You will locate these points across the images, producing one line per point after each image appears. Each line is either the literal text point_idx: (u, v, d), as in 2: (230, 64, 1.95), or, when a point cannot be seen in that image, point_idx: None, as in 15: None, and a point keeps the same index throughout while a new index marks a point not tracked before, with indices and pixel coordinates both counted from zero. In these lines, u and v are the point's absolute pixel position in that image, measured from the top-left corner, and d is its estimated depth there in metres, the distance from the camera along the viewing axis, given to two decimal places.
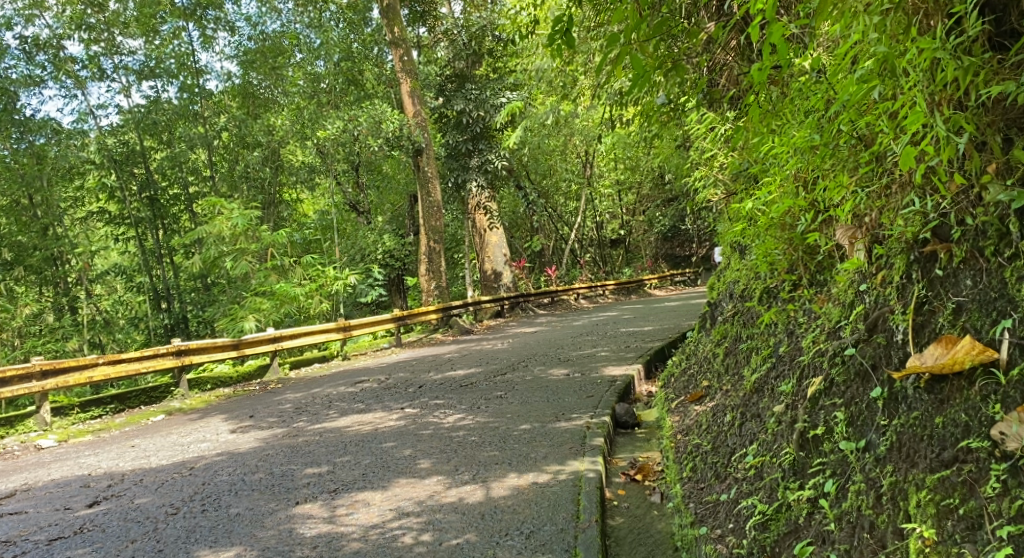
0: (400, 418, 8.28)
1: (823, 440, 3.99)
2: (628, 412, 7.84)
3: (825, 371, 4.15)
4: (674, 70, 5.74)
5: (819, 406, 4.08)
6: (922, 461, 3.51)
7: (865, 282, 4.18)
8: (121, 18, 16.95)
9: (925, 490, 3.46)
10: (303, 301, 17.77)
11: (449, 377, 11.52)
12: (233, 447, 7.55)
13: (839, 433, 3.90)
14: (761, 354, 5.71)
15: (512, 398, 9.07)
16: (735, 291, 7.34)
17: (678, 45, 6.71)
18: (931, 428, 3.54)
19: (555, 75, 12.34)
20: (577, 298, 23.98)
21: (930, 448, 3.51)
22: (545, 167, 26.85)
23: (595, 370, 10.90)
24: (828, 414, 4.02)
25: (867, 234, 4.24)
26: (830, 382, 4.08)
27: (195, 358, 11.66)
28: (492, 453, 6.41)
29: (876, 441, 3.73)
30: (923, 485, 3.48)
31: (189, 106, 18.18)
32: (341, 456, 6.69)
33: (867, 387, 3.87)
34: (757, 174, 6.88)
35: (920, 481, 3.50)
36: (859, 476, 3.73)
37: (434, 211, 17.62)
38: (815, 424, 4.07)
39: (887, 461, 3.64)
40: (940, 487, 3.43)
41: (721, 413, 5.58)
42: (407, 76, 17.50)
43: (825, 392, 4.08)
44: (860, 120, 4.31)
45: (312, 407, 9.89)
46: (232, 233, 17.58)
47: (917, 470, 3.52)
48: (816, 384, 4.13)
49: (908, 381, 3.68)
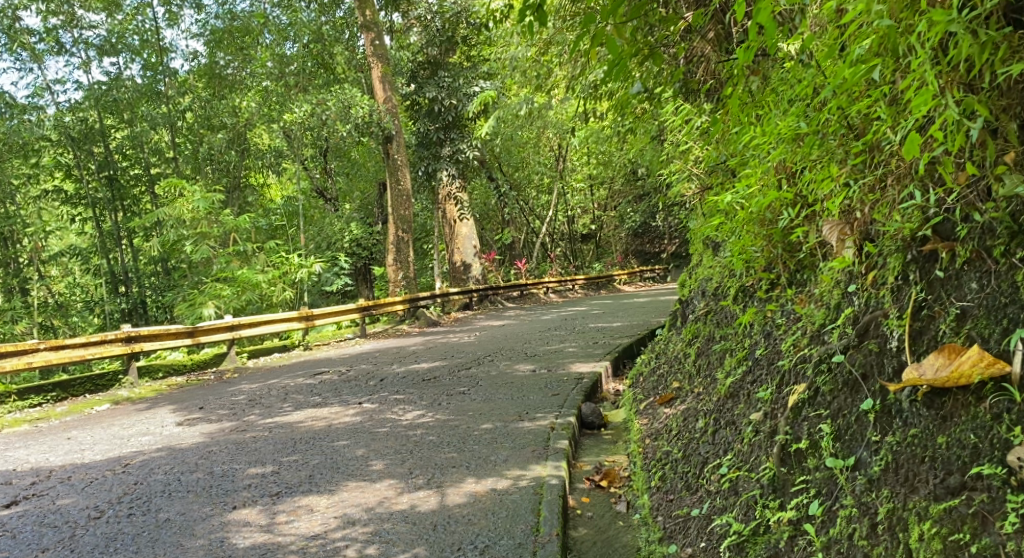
0: (356, 414, 7.88)
1: (806, 455, 3.68)
2: (595, 412, 7.50)
3: (809, 379, 3.83)
4: (650, 55, 5.46)
5: (802, 417, 3.77)
6: (923, 488, 3.22)
7: (853, 284, 3.88)
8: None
9: (929, 521, 3.17)
10: (265, 289, 17.25)
11: (412, 370, 11.13)
12: (175, 442, 7.13)
13: (826, 448, 3.60)
14: (735, 356, 5.39)
15: (474, 395, 8.69)
16: (708, 289, 7.03)
17: (655, 33, 6.35)
18: (933, 449, 3.25)
19: (529, 65, 11.90)
20: (546, 292, 23.61)
21: (933, 472, 3.23)
22: (518, 160, 26.51)
23: (562, 366, 10.54)
24: (812, 426, 3.71)
25: (856, 230, 3.93)
26: (815, 391, 3.77)
27: (146, 346, 11.14)
28: (451, 455, 6.03)
29: (869, 460, 3.43)
30: (926, 516, 3.19)
31: (154, 86, 17.85)
32: (288, 455, 6.29)
33: (857, 398, 3.57)
34: (735, 168, 6.55)
35: (923, 510, 3.20)
36: (849, 498, 3.43)
37: (403, 200, 17.12)
38: (797, 438, 3.75)
39: (883, 484, 3.34)
40: (948, 519, 3.13)
41: (692, 419, 5.24)
42: (377, 61, 16.93)
43: (809, 402, 3.77)
44: (853, 107, 4.02)
45: (266, 399, 9.46)
46: (192, 216, 16.97)
47: (918, 497, 3.23)
48: (800, 393, 3.81)
49: (903, 394, 3.39)
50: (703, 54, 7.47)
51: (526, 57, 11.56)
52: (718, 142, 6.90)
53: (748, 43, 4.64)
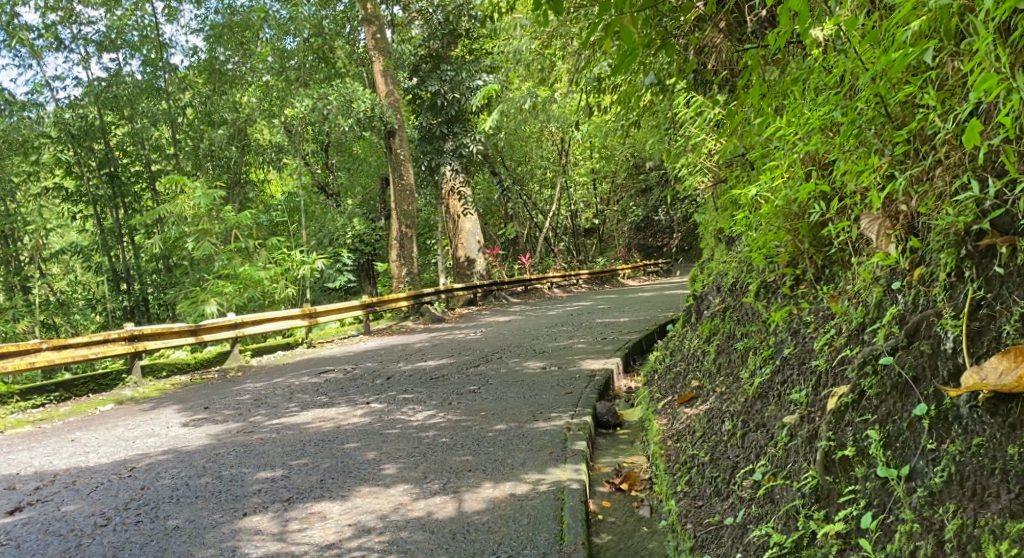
0: (365, 414, 7.69)
1: (853, 462, 3.52)
2: (610, 411, 7.32)
3: (852, 381, 3.69)
4: (663, 47, 5.32)
5: (846, 422, 3.62)
6: (995, 503, 3.05)
7: (896, 280, 3.77)
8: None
9: (1006, 540, 2.99)
10: (268, 287, 17.08)
11: (419, 367, 10.96)
12: (181, 445, 6.94)
13: (876, 456, 3.44)
14: (760, 354, 5.20)
15: (485, 394, 8.50)
16: (724, 284, 6.84)
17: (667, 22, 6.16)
18: (1003, 460, 3.08)
19: (533, 58, 11.65)
20: (550, 287, 23.42)
21: (1004, 486, 3.05)
22: (521, 154, 26.33)
23: (573, 363, 10.36)
24: (858, 431, 3.56)
25: (901, 224, 3.82)
26: (860, 393, 3.62)
27: (149, 344, 10.96)
28: (465, 458, 5.85)
29: (926, 470, 3.27)
30: (1001, 535, 3.01)
31: (153, 82, 17.49)
32: (298, 458, 6.11)
33: (907, 403, 3.42)
34: (755, 160, 6.38)
35: (998, 528, 3.02)
36: (907, 509, 3.27)
37: (407, 195, 16.90)
38: (842, 443, 3.60)
39: (947, 498, 3.16)
40: None
41: (717, 421, 5.06)
42: (379, 55, 16.70)
43: (853, 407, 3.62)
44: (894, 95, 3.88)
45: (273, 399, 9.28)
46: (194, 213, 16.79)
47: (990, 513, 3.06)
48: (843, 396, 3.67)
49: (962, 400, 3.24)
50: (716, 44, 7.30)
51: (531, 49, 11.34)
52: (732, 135, 6.75)
53: (777, 29, 4.51)
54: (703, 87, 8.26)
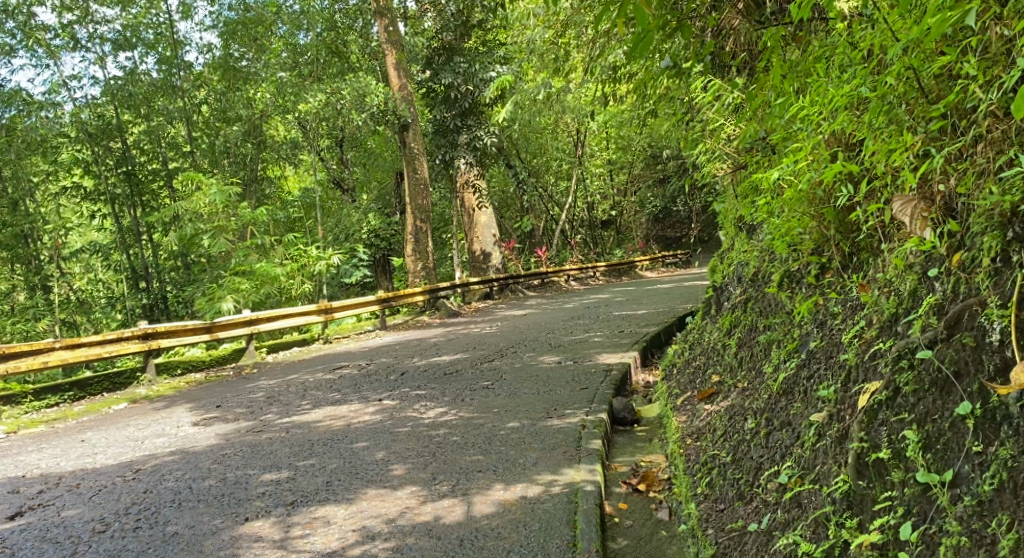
0: (376, 412, 7.46)
1: (889, 465, 3.34)
2: (627, 408, 7.09)
3: (885, 377, 3.50)
4: (677, 29, 5.17)
5: (880, 421, 3.43)
6: None
7: (933, 267, 3.57)
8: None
9: None
10: (284, 283, 16.88)
11: (434, 363, 10.74)
12: (189, 444, 6.71)
13: (914, 458, 3.26)
14: (784, 347, 4.94)
15: (499, 390, 8.25)
16: (745, 274, 6.57)
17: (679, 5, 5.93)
18: None
19: (546, 47, 11.32)
20: (567, 280, 23.15)
21: None
22: (536, 146, 26.03)
23: (589, 358, 10.10)
24: (893, 431, 3.37)
25: (938, 205, 3.62)
26: (894, 390, 3.43)
27: (164, 342, 10.77)
28: (476, 458, 5.62)
29: (972, 475, 3.11)
30: None
31: (168, 80, 17.47)
32: (305, 459, 5.86)
33: (949, 401, 3.25)
34: (777, 144, 6.15)
35: None
36: (952, 519, 3.10)
37: (422, 189, 16.63)
38: (876, 443, 3.41)
39: (1001, 508, 3.01)
40: None
41: (739, 419, 4.80)
42: (392, 48, 16.44)
43: (888, 404, 3.43)
44: (928, 66, 3.73)
45: (285, 396, 9.05)
46: (210, 209, 16.63)
47: None
48: (876, 394, 3.47)
49: (1013, 398, 3.08)
50: (734, 25, 7.02)
51: (544, 39, 11.02)
52: (752, 118, 6.50)
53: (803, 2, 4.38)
54: (723, 70, 7.93)
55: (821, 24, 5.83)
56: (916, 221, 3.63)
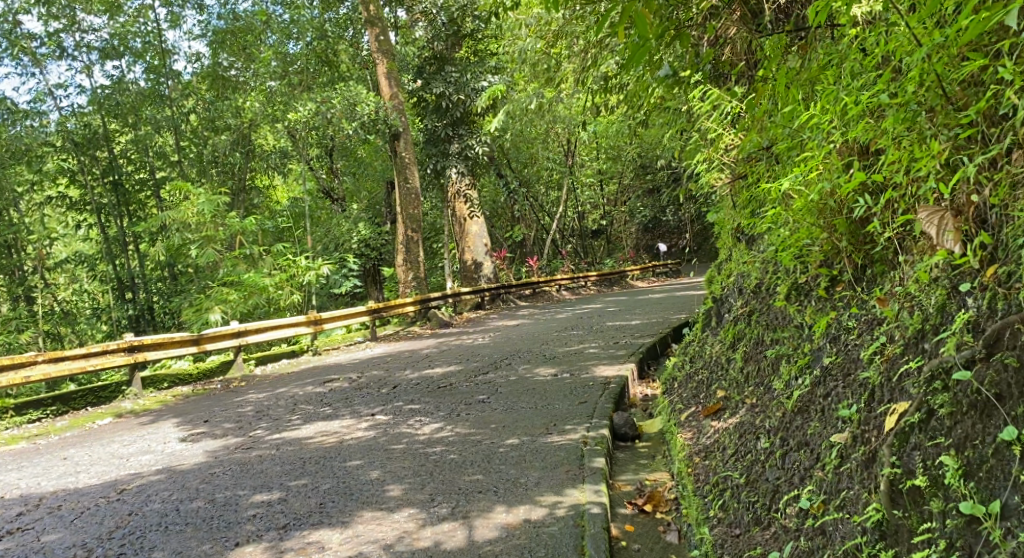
0: (370, 428, 7.25)
1: (926, 493, 3.31)
2: (628, 423, 6.90)
3: (918, 397, 3.46)
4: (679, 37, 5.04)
5: (913, 446, 3.40)
6: None
7: (965, 282, 3.50)
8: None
9: None
10: (273, 294, 16.50)
11: (427, 375, 10.52)
12: (176, 461, 6.47)
13: (955, 486, 3.23)
14: (795, 362, 4.77)
15: (495, 404, 8.03)
16: (747, 285, 6.40)
17: (677, 13, 5.78)
18: None
19: (538, 58, 11.13)
20: (559, 289, 22.97)
21: None
22: (526, 156, 25.83)
23: (585, 370, 9.91)
24: (928, 456, 3.35)
25: (968, 216, 3.56)
26: (928, 412, 3.40)
27: (150, 355, 10.49)
28: (476, 477, 5.42)
29: (1020, 507, 3.06)
30: None
31: (156, 89, 17.28)
32: (297, 478, 5.64)
33: (990, 426, 3.21)
34: (780, 153, 6.00)
35: None
36: (1004, 554, 3.05)
37: (412, 199, 16.40)
38: (911, 469, 3.38)
39: None
40: None
41: (750, 437, 4.65)
42: (383, 57, 16.26)
43: (921, 427, 3.40)
44: (952, 72, 3.64)
45: (275, 411, 8.81)
46: (198, 220, 16.39)
47: None
48: (909, 417, 3.44)
49: None
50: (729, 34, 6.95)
51: (536, 49, 10.87)
52: (751, 126, 6.36)
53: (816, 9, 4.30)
54: (719, 79, 7.75)
55: (826, 31, 5.73)
56: (949, 234, 3.57)
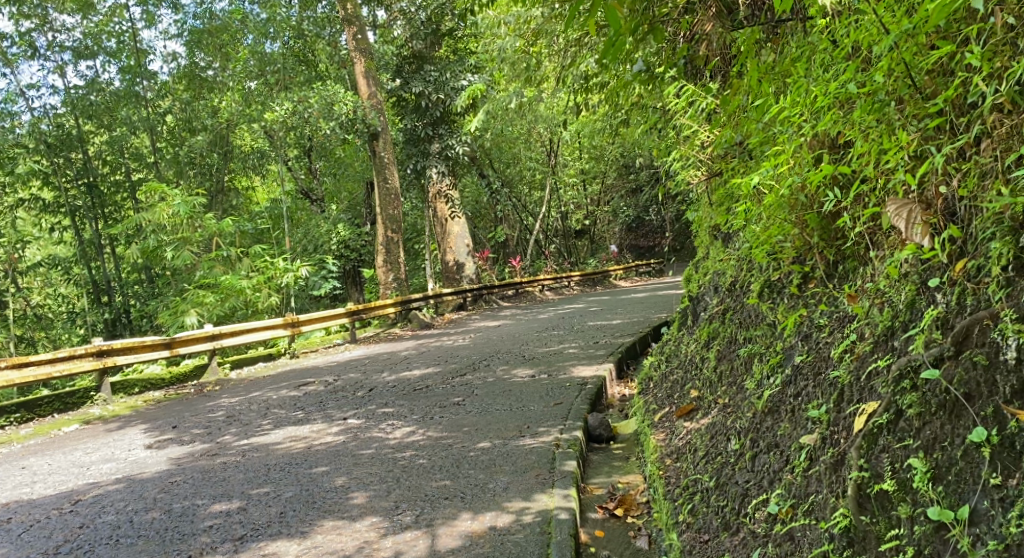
0: (340, 433, 7.10)
1: (894, 498, 3.19)
2: (603, 424, 6.78)
3: (886, 397, 3.35)
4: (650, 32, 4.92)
5: (881, 448, 3.29)
6: None
7: (934, 278, 3.40)
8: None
9: None
10: (250, 296, 16.23)
11: (404, 378, 10.36)
12: (138, 469, 6.30)
13: (924, 491, 3.12)
14: (767, 361, 4.65)
15: (470, 406, 7.89)
16: (722, 283, 6.29)
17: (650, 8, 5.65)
18: None
19: (517, 57, 10.99)
20: (541, 289, 22.86)
21: None
22: (509, 156, 25.68)
23: (563, 370, 9.77)
24: (896, 458, 3.23)
25: (936, 209, 3.46)
26: (896, 413, 3.29)
27: (120, 360, 10.27)
28: (443, 483, 5.28)
29: (990, 513, 2.96)
30: None
31: (132, 89, 16.96)
32: (259, 486, 5.49)
33: (960, 426, 3.11)
34: (754, 149, 5.89)
35: None
36: None
37: (392, 199, 16.19)
38: (879, 472, 3.27)
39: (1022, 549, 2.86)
40: None
41: (720, 439, 4.53)
42: (360, 56, 16.08)
43: (889, 428, 3.30)
44: (920, 60, 3.55)
45: (246, 415, 8.64)
46: (173, 222, 16.19)
47: None
48: (878, 418, 3.33)
49: None
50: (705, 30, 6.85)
51: (514, 48, 10.73)
52: (725, 122, 6.25)
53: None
54: (695, 76, 7.64)
55: (798, 24, 5.64)
56: (918, 227, 3.44)
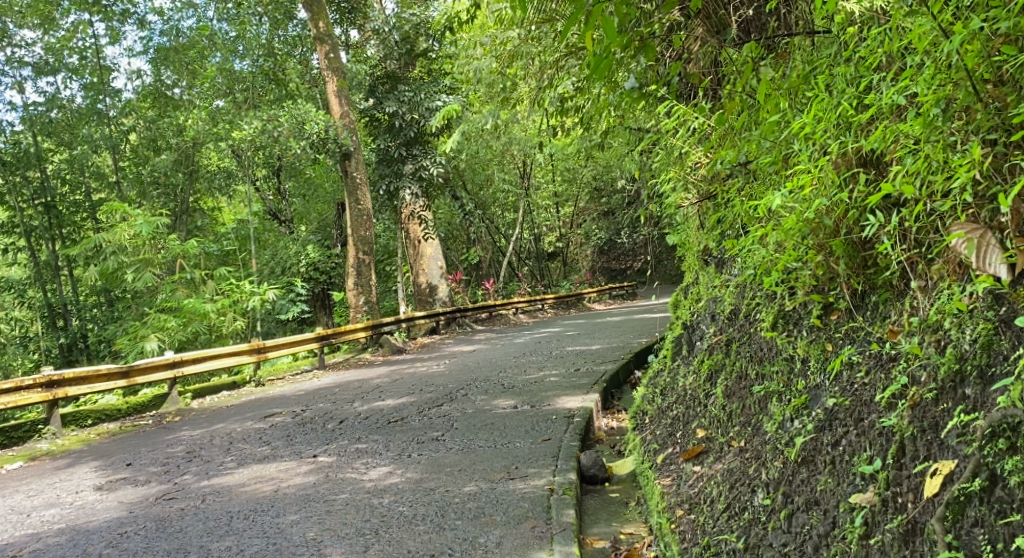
0: (311, 472, 6.53)
1: None
2: (596, 463, 6.27)
3: (974, 457, 3.04)
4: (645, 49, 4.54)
5: (972, 521, 2.97)
6: None
7: (1022, 318, 3.08)
8: (15, 7, 15.06)
9: None
10: (215, 321, 15.46)
11: (377, 408, 9.77)
12: (86, 516, 5.71)
13: None
14: (789, 401, 4.16)
15: (451, 441, 7.35)
16: (720, 311, 5.86)
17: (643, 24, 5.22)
18: None
19: (494, 78, 10.46)
20: (516, 313, 22.33)
21: None
22: (482, 178, 24.90)
23: (547, 401, 9.22)
24: (996, 538, 2.91)
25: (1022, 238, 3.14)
26: (991, 478, 2.97)
27: (72, 390, 9.56)
28: (429, 537, 4.77)
29: None
30: None
31: (94, 106, 16.23)
32: (222, 539, 4.95)
33: None
34: (758, 171, 5.45)
35: None
36: None
37: (364, 221, 15.56)
38: (973, 549, 2.94)
39: None
40: None
41: (742, 491, 4.09)
42: (333, 75, 15.52)
43: (982, 496, 2.97)
44: (988, 66, 3.20)
45: (207, 450, 8.03)
46: (134, 242, 15.43)
47: None
48: (968, 484, 3.00)
49: None
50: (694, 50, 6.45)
51: (490, 69, 10.23)
52: (721, 142, 5.78)
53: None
54: (684, 97, 7.14)
55: (807, 39, 5.28)
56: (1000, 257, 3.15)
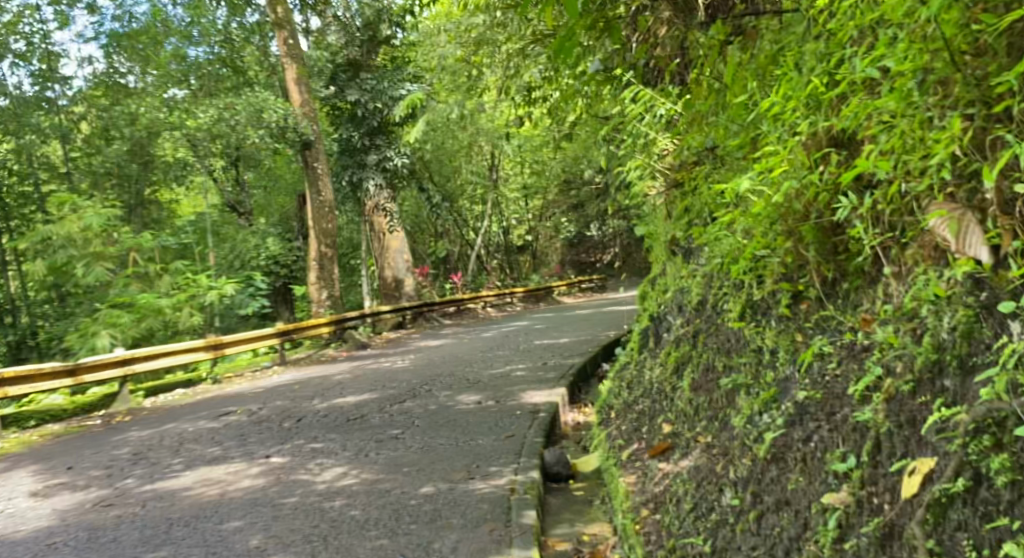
0: (263, 474, 6.25)
1: None
2: (560, 460, 6.03)
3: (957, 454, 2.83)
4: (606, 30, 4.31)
5: (955, 525, 2.76)
6: None
7: (1006, 305, 2.87)
8: None
9: None
10: (172, 316, 15.05)
11: (337, 405, 9.48)
12: (16, 525, 5.41)
13: None
14: (758, 395, 3.96)
15: (411, 439, 7.09)
16: (687, 302, 5.65)
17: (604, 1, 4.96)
18: None
19: (458, 65, 10.22)
20: (484, 306, 22.05)
21: None
22: (450, 170, 24.42)
23: (512, 396, 8.97)
24: (979, 541, 2.70)
25: (1003, 217, 2.94)
26: (975, 478, 2.76)
27: (13, 391, 9.14)
28: (379, 543, 4.52)
29: None
30: None
31: (42, 95, 15.85)
32: (158, 549, 4.66)
33: None
34: (723, 158, 5.22)
35: None
36: None
37: (326, 213, 15.22)
38: (955, 554, 2.73)
39: None
40: None
41: (711, 491, 3.90)
42: (292, 62, 15.10)
43: (964, 499, 2.76)
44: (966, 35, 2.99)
45: (156, 451, 7.71)
46: (85, 236, 14.97)
47: None
48: (948, 484, 2.80)
49: None
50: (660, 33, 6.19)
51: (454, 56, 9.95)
52: (687, 129, 5.54)
53: None
54: (649, 80, 6.87)
55: (773, 18, 5.05)
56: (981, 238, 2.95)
